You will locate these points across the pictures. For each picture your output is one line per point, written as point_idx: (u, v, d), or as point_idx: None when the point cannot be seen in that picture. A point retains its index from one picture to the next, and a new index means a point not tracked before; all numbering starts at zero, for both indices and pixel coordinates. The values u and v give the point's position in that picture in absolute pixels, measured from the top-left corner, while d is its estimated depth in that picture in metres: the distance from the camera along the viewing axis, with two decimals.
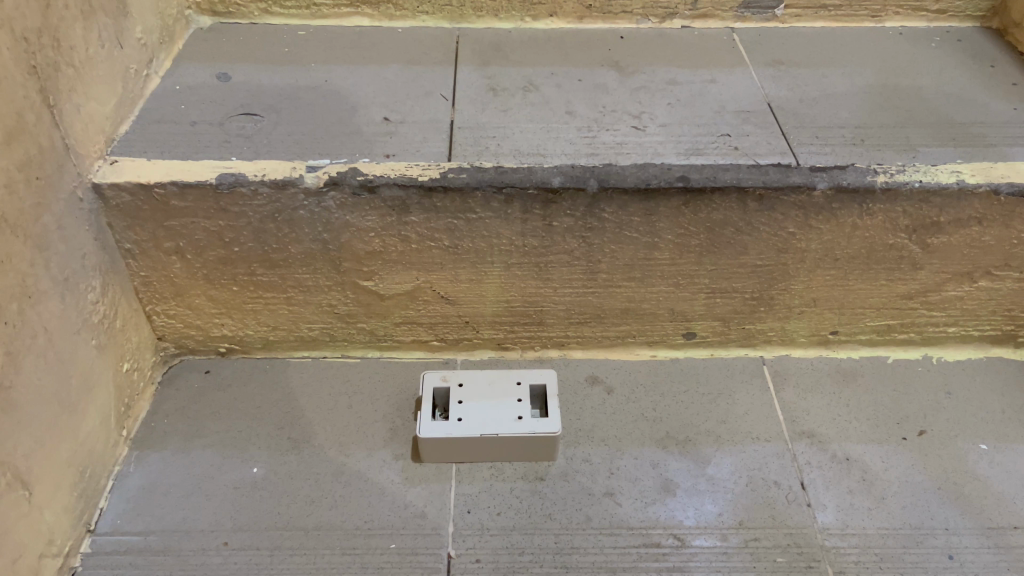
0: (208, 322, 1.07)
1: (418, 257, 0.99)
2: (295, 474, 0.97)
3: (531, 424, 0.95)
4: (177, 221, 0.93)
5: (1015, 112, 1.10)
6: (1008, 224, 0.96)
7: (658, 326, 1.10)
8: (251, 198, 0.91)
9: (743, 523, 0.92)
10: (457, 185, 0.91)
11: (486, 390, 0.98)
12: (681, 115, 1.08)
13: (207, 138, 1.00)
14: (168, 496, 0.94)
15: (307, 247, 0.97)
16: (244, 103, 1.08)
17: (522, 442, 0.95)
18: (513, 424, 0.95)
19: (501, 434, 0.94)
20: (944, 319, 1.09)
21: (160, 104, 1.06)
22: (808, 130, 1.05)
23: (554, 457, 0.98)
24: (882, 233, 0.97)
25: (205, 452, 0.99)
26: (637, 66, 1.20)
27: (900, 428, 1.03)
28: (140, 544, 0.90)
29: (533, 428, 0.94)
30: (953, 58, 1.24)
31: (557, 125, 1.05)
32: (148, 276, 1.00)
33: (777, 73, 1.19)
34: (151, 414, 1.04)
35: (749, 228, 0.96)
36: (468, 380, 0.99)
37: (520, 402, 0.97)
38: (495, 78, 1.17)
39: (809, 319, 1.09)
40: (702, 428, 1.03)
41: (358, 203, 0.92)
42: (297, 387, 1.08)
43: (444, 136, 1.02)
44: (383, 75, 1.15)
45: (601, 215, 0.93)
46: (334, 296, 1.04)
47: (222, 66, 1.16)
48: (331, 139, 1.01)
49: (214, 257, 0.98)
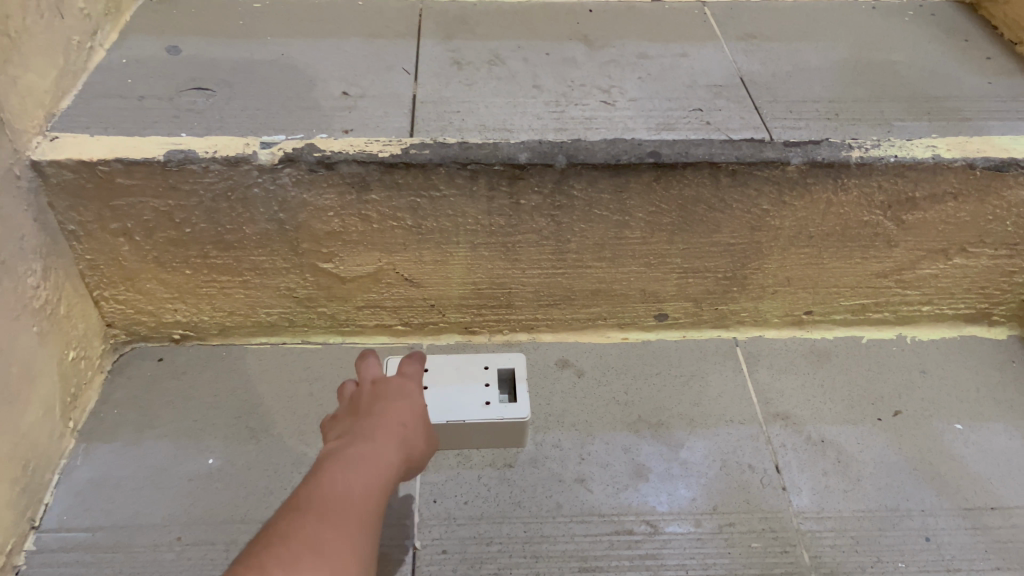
0: (160, 308, 1.03)
1: (380, 238, 0.95)
2: (252, 465, 0.93)
3: (500, 409, 0.91)
4: (124, 200, 0.88)
5: (990, 86, 1.08)
6: (983, 199, 0.94)
7: (629, 308, 1.07)
8: (202, 175, 0.87)
9: (717, 508, 0.89)
10: (419, 161, 0.86)
11: (450, 377, 0.94)
12: (651, 89, 1.04)
13: (155, 112, 0.95)
14: (118, 489, 0.90)
15: (263, 227, 0.93)
16: (195, 77, 1.02)
17: (489, 428, 0.91)
18: (481, 410, 0.91)
19: (468, 421, 0.90)
20: (918, 297, 1.08)
21: (105, 78, 1.00)
22: (781, 104, 1.02)
23: (523, 443, 0.95)
24: (857, 209, 0.94)
25: (158, 443, 0.95)
26: (606, 40, 1.17)
27: (874, 408, 1.01)
28: (87, 540, 0.85)
29: (501, 413, 0.91)
30: (926, 32, 1.22)
31: (524, 100, 1.02)
32: (94, 259, 0.95)
33: (749, 47, 1.16)
34: (101, 403, 0.99)
35: (722, 205, 0.93)
36: (434, 364, 0.95)
37: (486, 388, 0.94)
38: (459, 51, 1.12)
39: (782, 299, 1.07)
40: (675, 411, 1.00)
41: (315, 180, 0.87)
42: (255, 374, 1.04)
43: (406, 110, 0.98)
44: (343, 49, 1.11)
45: (570, 192, 0.90)
46: (292, 279, 1.00)
47: (172, 39, 1.11)
48: (287, 114, 0.96)
49: (165, 238, 0.93)
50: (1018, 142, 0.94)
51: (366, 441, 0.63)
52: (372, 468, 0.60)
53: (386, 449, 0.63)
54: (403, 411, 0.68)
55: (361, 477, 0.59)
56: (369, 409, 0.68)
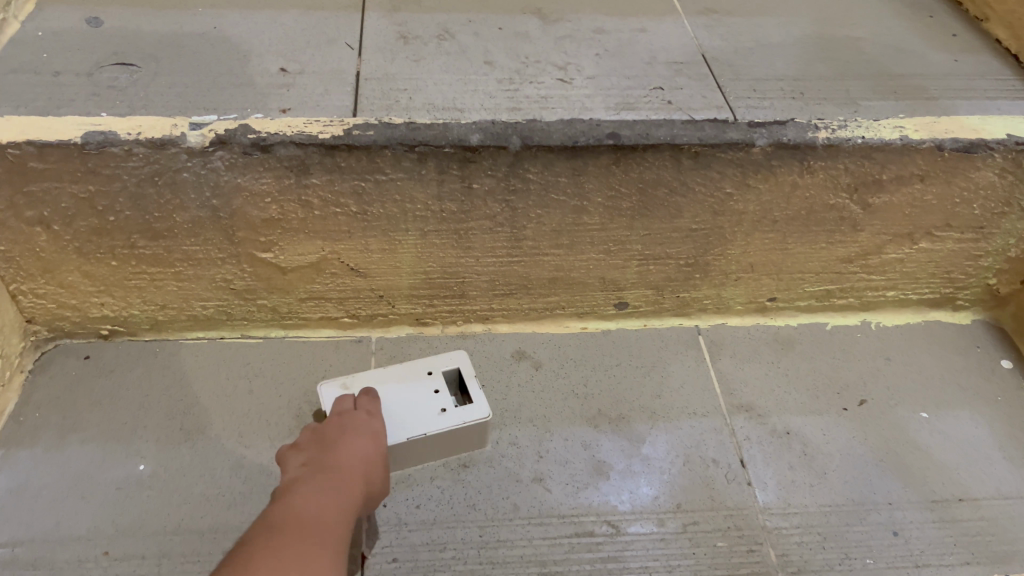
0: (85, 302, 0.95)
1: (323, 225, 0.89)
2: (187, 470, 0.86)
3: (462, 413, 0.86)
4: (38, 186, 0.81)
5: (956, 63, 1.05)
6: (951, 181, 0.91)
7: (588, 297, 1.02)
8: (125, 158, 0.80)
9: (680, 506, 0.85)
10: (363, 143, 0.80)
11: (399, 386, 0.88)
12: (609, 66, 0.99)
13: (72, 89, 0.87)
14: (40, 500, 0.83)
15: (194, 214, 0.86)
16: (118, 51, 0.94)
17: (451, 435, 0.85)
18: (441, 418, 0.85)
19: (432, 433, 0.83)
20: (883, 282, 1.05)
21: (17, 52, 0.92)
22: (744, 82, 0.98)
23: (482, 444, 0.90)
24: (823, 192, 0.91)
25: (84, 448, 0.88)
26: (561, 14, 1.11)
27: (840, 398, 0.98)
28: (4, 556, 0.78)
29: (464, 419, 0.85)
30: (891, 8, 1.18)
31: (475, 77, 0.96)
32: (8, 249, 0.87)
33: (711, 23, 1.11)
34: (20, 405, 0.92)
35: (684, 189, 0.88)
36: (374, 380, 0.88)
37: (441, 393, 0.88)
38: (406, 25, 1.06)
39: (746, 286, 1.03)
40: (636, 403, 0.96)
41: (250, 163, 0.81)
42: (190, 371, 0.97)
43: (349, 88, 0.92)
44: (280, 22, 1.03)
45: (525, 175, 0.85)
46: (228, 269, 0.93)
47: (93, 10, 1.02)
48: (218, 92, 0.89)
49: (86, 227, 0.86)
50: (986, 122, 0.91)
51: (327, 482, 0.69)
52: (334, 504, 0.66)
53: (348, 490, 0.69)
54: (366, 442, 0.75)
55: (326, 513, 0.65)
56: (332, 448, 0.73)
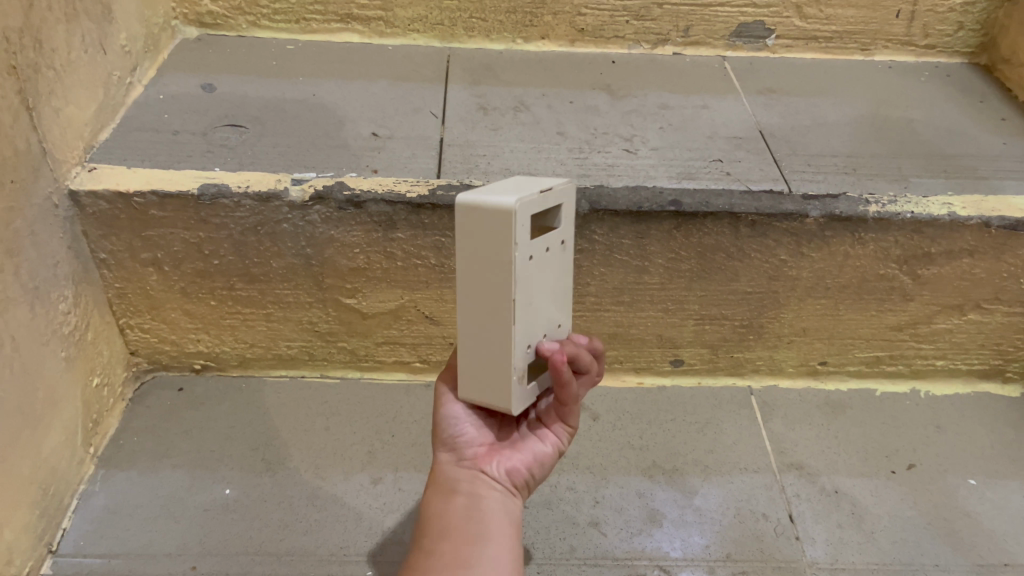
0: (183, 338, 1.04)
1: (403, 275, 0.97)
2: (267, 498, 0.93)
3: (470, 214, 0.55)
4: (156, 231, 0.91)
5: (1006, 146, 1.10)
6: (998, 257, 0.95)
7: (647, 354, 1.08)
8: (233, 209, 0.89)
9: (730, 556, 0.89)
10: (446, 202, 0.89)
11: (561, 295, 0.65)
12: (672, 139, 1.07)
13: (188, 146, 0.97)
14: (134, 517, 0.90)
15: (289, 261, 0.95)
16: (228, 114, 1.05)
17: (484, 229, 0.55)
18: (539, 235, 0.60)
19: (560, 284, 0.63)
20: (933, 352, 1.08)
21: (142, 112, 1.03)
22: (799, 157, 1.04)
23: (495, 205, 0.54)
24: (873, 262, 0.96)
25: (175, 472, 0.95)
26: (629, 90, 1.20)
27: (888, 461, 1.01)
28: (102, 567, 0.85)
29: (470, 224, 0.55)
30: (943, 92, 1.24)
31: (548, 146, 1.04)
32: (122, 287, 0.97)
33: (769, 102, 1.18)
34: (120, 431, 1.00)
35: (740, 254, 0.94)
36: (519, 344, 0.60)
37: (517, 252, 0.55)
38: (485, 97, 1.16)
39: (798, 349, 1.08)
40: (689, 457, 1.01)
41: (344, 218, 0.90)
42: (273, 407, 1.05)
43: (433, 152, 1.00)
44: (372, 91, 1.14)
45: (591, 237, 0.92)
46: (314, 313, 1.01)
47: (207, 77, 1.14)
48: (317, 152, 0.98)
49: (192, 269, 0.95)
50: None
51: (426, 522, 0.65)
52: (431, 524, 0.65)
53: (444, 495, 0.66)
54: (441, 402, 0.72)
55: (430, 554, 0.62)
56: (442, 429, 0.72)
